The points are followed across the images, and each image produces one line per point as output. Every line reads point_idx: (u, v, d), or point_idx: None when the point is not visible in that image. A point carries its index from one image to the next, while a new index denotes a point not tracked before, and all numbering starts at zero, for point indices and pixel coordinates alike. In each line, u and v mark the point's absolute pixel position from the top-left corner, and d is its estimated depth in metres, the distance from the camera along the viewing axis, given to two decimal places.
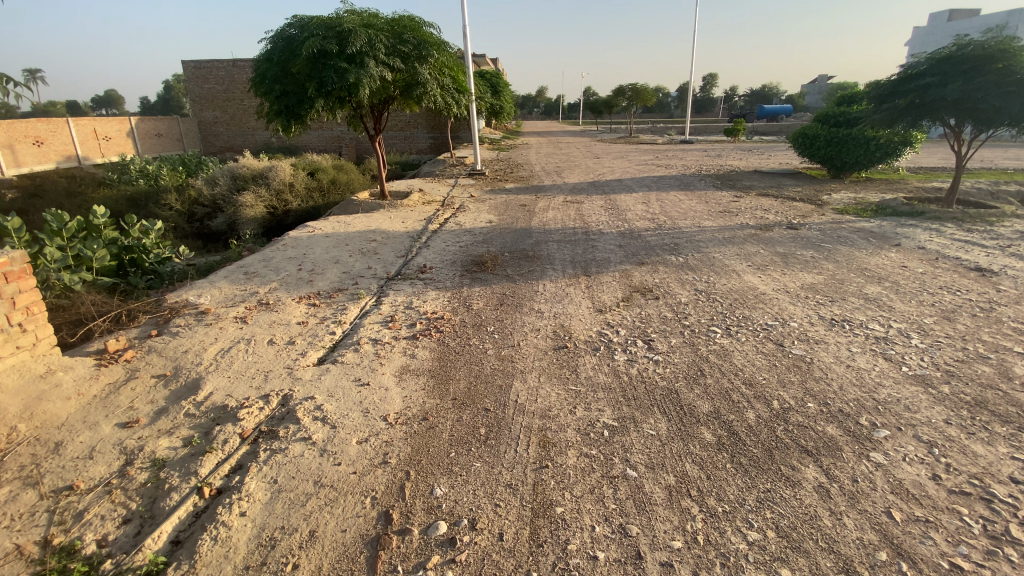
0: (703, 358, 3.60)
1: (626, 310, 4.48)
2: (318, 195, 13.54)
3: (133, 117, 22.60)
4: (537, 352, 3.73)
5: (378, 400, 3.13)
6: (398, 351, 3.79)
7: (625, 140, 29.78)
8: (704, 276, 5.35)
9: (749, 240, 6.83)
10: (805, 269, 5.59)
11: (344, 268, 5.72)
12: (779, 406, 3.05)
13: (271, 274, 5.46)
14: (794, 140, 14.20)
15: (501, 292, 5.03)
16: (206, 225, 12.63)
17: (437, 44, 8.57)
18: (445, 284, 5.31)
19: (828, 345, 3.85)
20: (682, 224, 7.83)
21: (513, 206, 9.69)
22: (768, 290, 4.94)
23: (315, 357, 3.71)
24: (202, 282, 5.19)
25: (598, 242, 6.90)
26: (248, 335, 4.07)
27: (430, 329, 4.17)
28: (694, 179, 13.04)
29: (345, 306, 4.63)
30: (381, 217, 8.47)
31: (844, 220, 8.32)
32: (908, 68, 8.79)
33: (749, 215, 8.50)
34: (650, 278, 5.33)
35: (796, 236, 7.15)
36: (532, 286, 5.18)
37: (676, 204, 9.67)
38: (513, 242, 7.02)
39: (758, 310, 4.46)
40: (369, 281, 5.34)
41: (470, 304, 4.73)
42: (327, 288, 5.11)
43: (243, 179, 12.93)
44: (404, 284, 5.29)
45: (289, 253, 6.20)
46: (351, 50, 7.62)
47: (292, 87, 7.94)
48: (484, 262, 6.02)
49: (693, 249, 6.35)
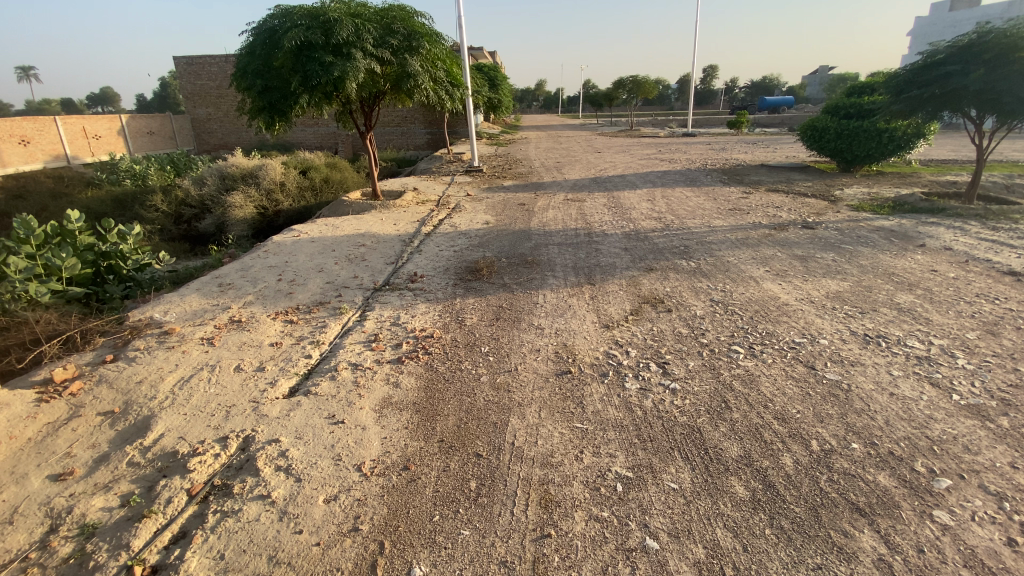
0: (726, 386, 3.17)
1: (635, 326, 4.04)
2: (310, 194, 13.08)
3: (124, 115, 22.14)
4: (537, 379, 3.29)
5: (353, 443, 2.70)
6: (380, 378, 3.35)
7: (626, 134, 29.26)
8: (719, 284, 4.92)
9: (764, 241, 6.39)
10: (828, 275, 5.15)
11: (328, 278, 5.28)
12: (819, 448, 2.62)
13: (247, 286, 5.02)
14: (803, 132, 13.71)
15: (498, 305, 4.58)
16: (194, 226, 12.18)
17: (429, 35, 8.10)
18: (436, 295, 4.87)
19: (865, 367, 3.41)
20: (690, 224, 7.39)
21: (511, 206, 9.22)
22: (790, 301, 4.50)
23: (287, 388, 3.28)
24: (171, 296, 4.77)
25: (602, 245, 6.45)
26: (213, 360, 3.64)
27: (418, 350, 3.73)
28: (700, 174, 12.58)
29: (325, 323, 4.19)
30: (372, 218, 8.02)
31: (861, 218, 7.87)
32: (924, 56, 8.29)
33: (760, 213, 8.07)
34: (659, 286, 4.90)
35: (812, 236, 6.70)
36: (532, 297, 4.73)
37: (682, 202, 9.23)
38: (512, 246, 6.58)
39: (782, 325, 4.02)
40: (353, 292, 4.89)
41: (464, 319, 4.29)
42: (307, 301, 4.67)
43: (231, 178, 12.47)
44: (392, 296, 4.84)
45: (270, 261, 5.76)
46: (337, 41, 7.15)
47: (275, 81, 7.46)
48: (480, 269, 5.57)
49: (705, 253, 5.92)
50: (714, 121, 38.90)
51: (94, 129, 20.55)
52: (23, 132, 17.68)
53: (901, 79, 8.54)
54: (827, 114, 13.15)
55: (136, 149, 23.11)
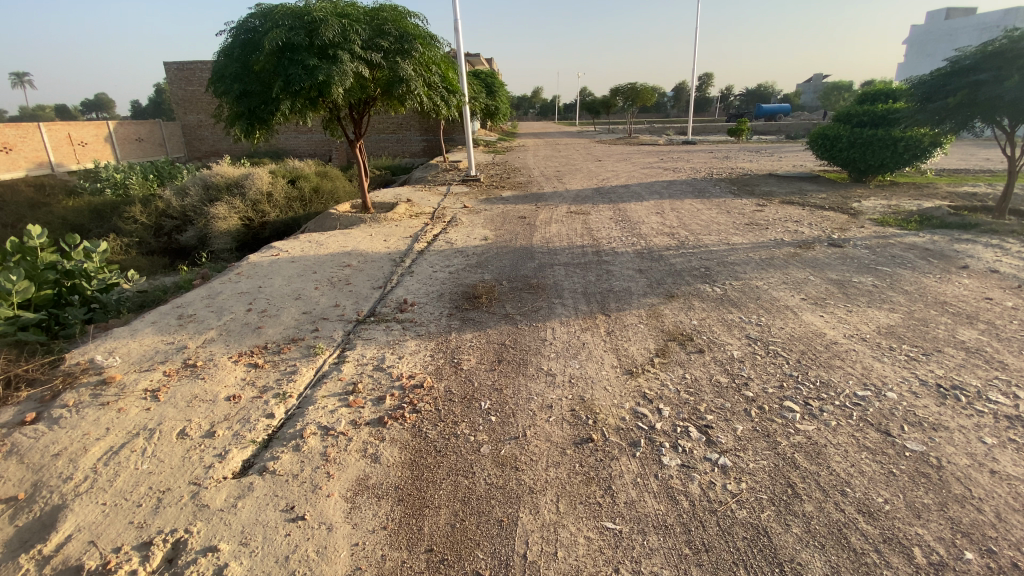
0: (787, 462, 2.56)
1: (663, 372, 3.42)
2: (298, 204, 12.46)
3: (112, 122, 21.49)
4: (551, 450, 2.65)
5: (314, 555, 2.05)
6: (357, 449, 2.70)
7: (625, 142, 28.76)
8: (750, 315, 4.31)
9: (791, 262, 5.79)
10: (874, 305, 4.54)
11: (305, 307, 4.63)
12: (925, 562, 1.99)
13: (211, 318, 4.37)
14: (813, 140, 13.18)
15: (500, 341, 3.93)
16: (174, 239, 11.51)
17: (423, 37, 7.50)
18: (428, 328, 4.21)
19: (949, 433, 2.78)
20: (706, 241, 6.78)
21: (511, 219, 8.61)
22: (838, 340, 3.88)
23: (239, 463, 2.65)
24: (121, 332, 4.13)
25: (613, 266, 5.82)
26: (153, 420, 2.99)
27: (405, 405, 3.08)
28: (708, 184, 12.02)
29: (295, 368, 3.54)
30: (361, 234, 7.39)
31: (889, 234, 7.28)
32: (954, 61, 7.69)
33: (781, 229, 7.48)
34: (684, 318, 4.27)
35: (843, 255, 6.09)
36: (539, 331, 4.08)
37: (694, 215, 8.65)
38: (513, 266, 5.95)
39: (836, 372, 3.40)
40: (332, 325, 4.25)
41: (460, 361, 3.64)
42: (278, 337, 4.02)
43: (216, 188, 11.84)
44: (377, 330, 4.19)
45: (241, 286, 5.11)
46: (322, 42, 6.55)
47: (254, 86, 6.85)
48: (478, 296, 4.93)
49: (729, 276, 5.32)
50: (712, 128, 38.54)
51: (81, 136, 19.88)
52: (4, 139, 17.01)
53: (928, 87, 7.99)
54: (838, 123, 12.64)
55: (125, 156, 22.43)
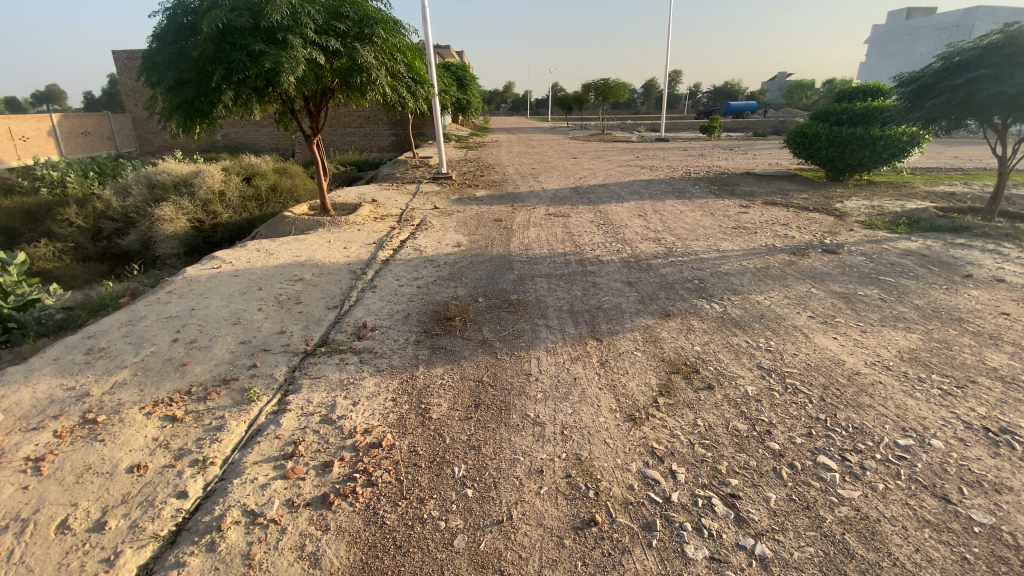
0: (839, 549, 2.05)
1: (671, 417, 2.87)
2: (254, 204, 11.56)
3: (55, 115, 19.80)
4: (544, 541, 2.07)
5: None
6: (291, 547, 2.07)
7: (599, 138, 28.46)
8: (757, 338, 3.83)
9: (790, 271, 5.37)
10: (888, 324, 4.12)
11: (244, 335, 3.93)
12: None
13: (126, 352, 3.64)
14: (790, 139, 12.96)
15: (476, 377, 3.32)
16: (115, 243, 10.44)
17: (386, 21, 6.80)
18: (390, 360, 3.57)
19: (1017, 497, 2.31)
20: (695, 248, 6.31)
21: (485, 223, 7.97)
22: (860, 369, 3.42)
23: (132, 572, 2.00)
24: (12, 373, 3.37)
25: (599, 278, 5.27)
26: (27, 506, 2.30)
27: (357, 476, 2.45)
28: (688, 184, 11.67)
29: (223, 424, 2.87)
30: (318, 240, 6.65)
31: (880, 238, 6.99)
32: (943, 59, 7.48)
33: (770, 233, 7.12)
34: (684, 344, 3.75)
35: (840, 263, 5.72)
36: (521, 363, 3.48)
37: (678, 217, 8.22)
38: (489, 279, 5.33)
39: (869, 414, 2.93)
40: (273, 360, 3.57)
41: (427, 407, 3.02)
42: (206, 378, 3.34)
43: (161, 186, 10.81)
44: (328, 364, 3.54)
45: (171, 309, 4.36)
46: (269, 25, 5.77)
47: (191, 74, 6.00)
48: (449, 316, 4.29)
49: (725, 288, 4.86)
50: (683, 125, 38.71)
51: (22, 131, 18.03)
52: None
53: (918, 85, 7.80)
54: (815, 121, 12.46)
55: (70, 151, 20.71)
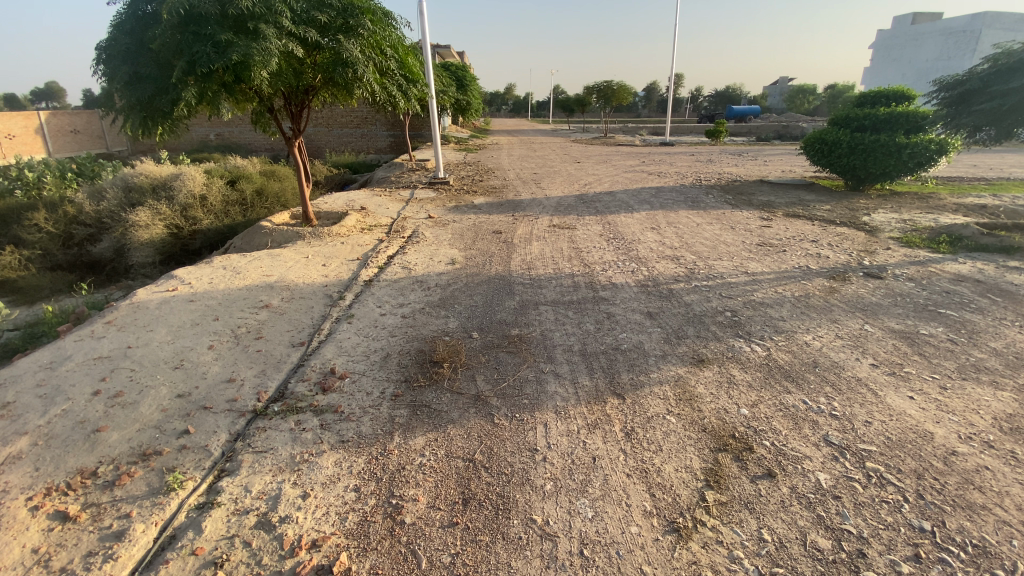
0: None
1: (727, 528, 2.14)
2: (238, 209, 10.84)
3: (42, 111, 19.06)
4: None
5: None
6: None
7: (601, 142, 27.80)
8: (816, 397, 3.11)
9: (834, 302, 4.66)
10: (970, 376, 3.39)
11: (181, 386, 3.19)
12: None
13: (31, 410, 2.92)
14: (806, 145, 12.22)
15: (467, 455, 2.57)
16: (87, 251, 9.67)
17: (373, 12, 6.09)
18: (358, 426, 2.82)
19: None
20: (720, 269, 5.59)
21: (483, 235, 7.25)
22: (955, 447, 2.67)
23: None
24: None
25: (613, 308, 4.53)
26: None
27: None
28: (700, 192, 10.95)
29: (124, 531, 2.15)
30: (295, 256, 5.92)
31: (921, 259, 6.29)
32: (992, 59, 6.79)
33: (801, 251, 6.40)
34: (728, 405, 3.00)
35: (890, 291, 5.00)
36: (524, 434, 2.73)
37: (696, 231, 7.51)
38: (486, 307, 4.59)
39: (986, 522, 2.19)
40: (211, 424, 2.83)
41: (400, 504, 2.27)
42: (122, 452, 2.62)
43: (137, 190, 10.09)
44: (280, 432, 2.79)
45: (103, 346, 3.64)
46: (238, 12, 5.05)
47: (150, 67, 5.32)
48: (437, 360, 3.53)
49: (764, 323, 4.14)
50: (687, 129, 38.19)
51: (5, 128, 17.39)
52: None
53: (964, 88, 7.03)
54: (834, 127, 11.74)
55: (58, 150, 19.94)
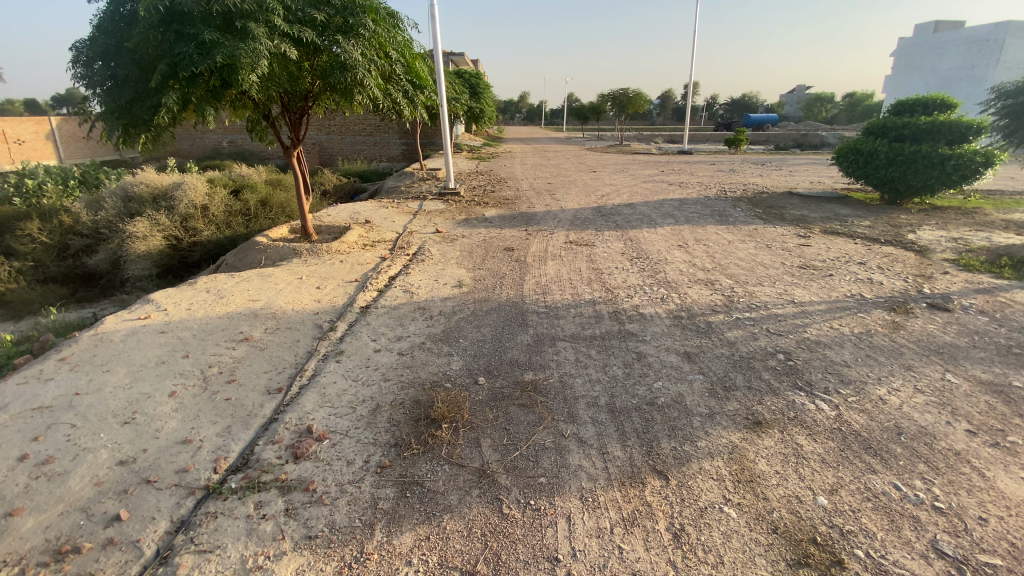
0: None
1: None
2: (241, 220, 10.42)
3: (54, 117, 19.06)
4: None
5: None
6: None
7: (618, 150, 27.06)
8: (910, 480, 2.45)
9: (902, 342, 3.98)
10: None
11: (124, 450, 2.64)
12: None
13: None
14: (837, 157, 11.47)
15: (467, 567, 1.97)
16: (82, 262, 9.27)
17: (376, 11, 5.59)
18: (331, 515, 2.23)
19: None
20: (762, 297, 4.95)
21: (494, 253, 6.66)
22: None
23: None
24: None
25: (645, 347, 3.89)
26: None
27: None
28: (726, 205, 10.31)
29: None
30: (287, 277, 5.39)
31: (986, 285, 5.58)
32: None
33: (849, 276, 5.72)
34: (801, 492, 2.37)
35: (964, 329, 4.30)
36: (541, 533, 2.12)
37: (727, 250, 6.86)
38: (496, 342, 3.99)
39: None
40: (147, 508, 2.26)
41: None
42: (30, 548, 2.07)
43: (137, 199, 9.71)
44: (233, 520, 2.21)
45: (47, 392, 3.11)
46: (224, 10, 4.57)
47: (130, 70, 4.86)
48: (435, 417, 2.92)
49: (825, 370, 3.49)
50: (704, 137, 37.40)
51: (16, 133, 17.37)
52: None
53: None
54: (869, 137, 10.98)
55: (70, 155, 19.95)
